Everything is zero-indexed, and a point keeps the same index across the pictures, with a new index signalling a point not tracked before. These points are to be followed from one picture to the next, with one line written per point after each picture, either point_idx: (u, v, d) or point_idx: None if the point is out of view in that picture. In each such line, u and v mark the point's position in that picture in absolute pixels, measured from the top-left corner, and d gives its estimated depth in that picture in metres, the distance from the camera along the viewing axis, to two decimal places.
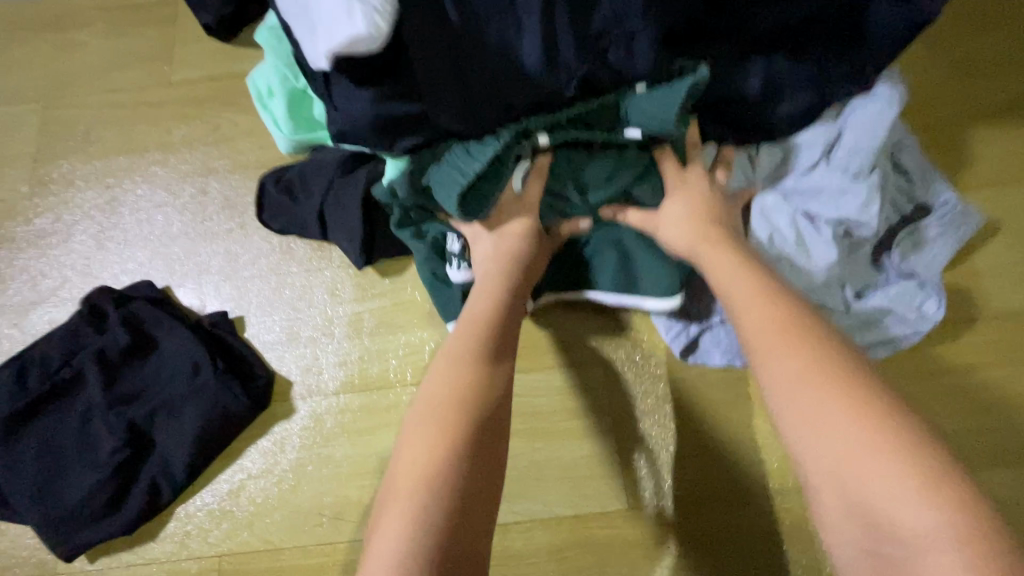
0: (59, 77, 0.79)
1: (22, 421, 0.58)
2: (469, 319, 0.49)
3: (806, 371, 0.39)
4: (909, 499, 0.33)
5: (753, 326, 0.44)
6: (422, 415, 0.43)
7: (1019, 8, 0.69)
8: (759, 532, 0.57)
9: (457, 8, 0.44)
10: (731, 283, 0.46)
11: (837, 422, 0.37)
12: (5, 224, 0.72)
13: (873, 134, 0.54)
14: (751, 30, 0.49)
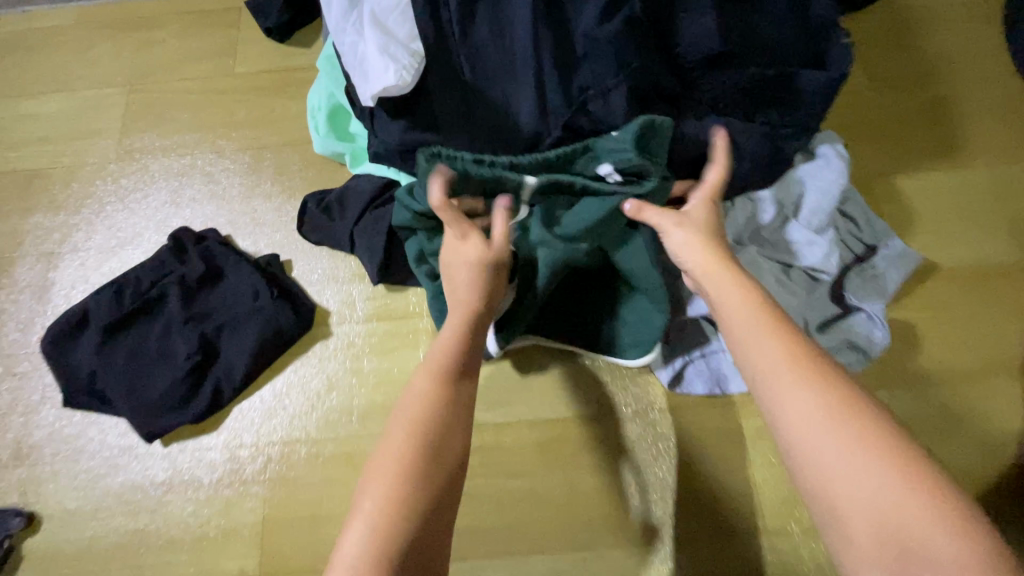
0: (139, 67, 0.95)
1: (115, 329, 0.72)
2: (444, 342, 0.54)
3: (809, 389, 0.43)
4: (910, 515, 0.36)
5: (757, 348, 0.47)
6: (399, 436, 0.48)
7: (921, 47, 0.87)
8: (707, 438, 0.69)
9: (470, 70, 0.62)
10: (735, 311, 0.50)
11: (840, 441, 0.40)
12: (96, 183, 0.88)
13: (826, 195, 0.69)
14: (702, 94, 0.65)
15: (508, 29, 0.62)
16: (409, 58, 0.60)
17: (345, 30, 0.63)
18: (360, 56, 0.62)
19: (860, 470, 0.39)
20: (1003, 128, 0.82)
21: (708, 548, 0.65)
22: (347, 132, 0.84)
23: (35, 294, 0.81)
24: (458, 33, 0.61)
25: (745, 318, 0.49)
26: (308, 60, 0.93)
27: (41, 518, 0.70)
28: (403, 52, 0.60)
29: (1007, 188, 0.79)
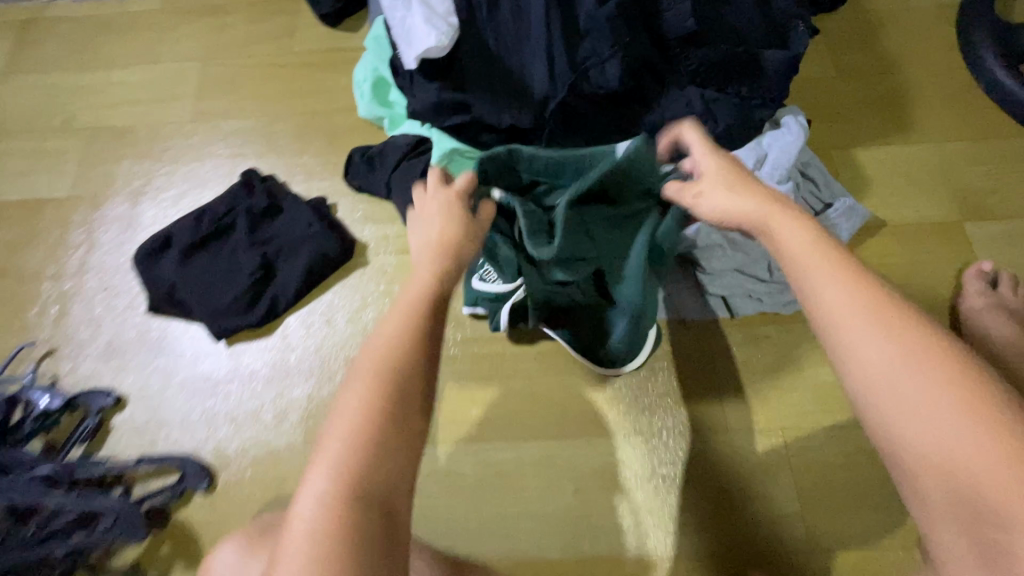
0: (213, 44, 1.12)
1: (193, 249, 0.88)
2: (406, 302, 0.50)
3: (889, 337, 0.42)
4: (992, 458, 0.37)
5: (832, 300, 0.45)
6: (347, 411, 0.44)
7: (884, 44, 1.00)
8: (679, 356, 0.82)
9: (493, 41, 0.77)
10: (812, 264, 0.46)
11: (921, 389, 0.40)
12: (174, 137, 1.04)
13: (787, 154, 0.82)
14: (684, 69, 0.80)
15: (525, 9, 0.77)
16: (446, 27, 0.75)
17: (396, 7, 0.78)
18: (407, 27, 0.77)
19: (931, 417, 0.40)
20: (949, 110, 0.95)
21: (675, 440, 0.77)
22: (388, 101, 0.99)
23: (123, 225, 0.97)
24: (485, 11, 0.77)
25: (817, 261, 0.46)
26: (355, 42, 1.09)
27: (128, 399, 0.85)
28: (442, 22, 0.75)
29: (950, 159, 0.92)
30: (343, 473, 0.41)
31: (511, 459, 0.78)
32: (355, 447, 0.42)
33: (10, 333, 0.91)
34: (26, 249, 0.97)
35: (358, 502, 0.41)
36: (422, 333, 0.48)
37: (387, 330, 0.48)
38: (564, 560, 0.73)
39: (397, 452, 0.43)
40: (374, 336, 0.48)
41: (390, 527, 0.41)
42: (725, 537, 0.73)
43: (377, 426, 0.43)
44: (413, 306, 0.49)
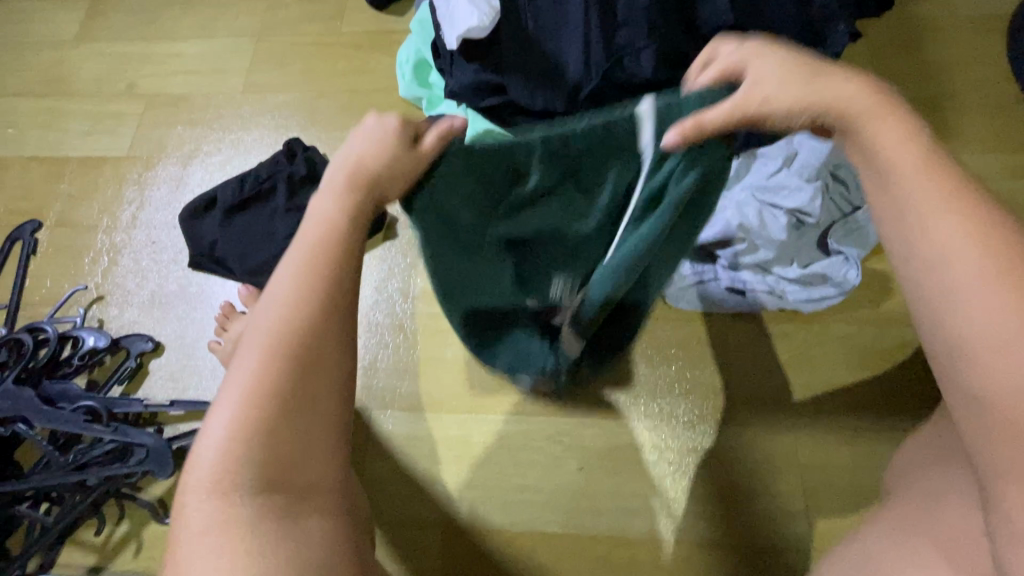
0: (267, 22, 1.17)
1: (234, 209, 0.94)
2: (295, 284, 0.43)
3: (972, 255, 0.38)
4: (1001, 356, 0.36)
5: (932, 225, 0.40)
6: (230, 405, 0.40)
7: (931, 52, 0.99)
8: (695, 347, 0.82)
9: (533, 26, 0.80)
10: (907, 178, 0.41)
11: (962, 277, 0.38)
12: (225, 108, 1.10)
13: (817, 154, 0.81)
14: None
15: None
16: (488, 8, 0.78)
17: None
18: (450, 8, 0.81)
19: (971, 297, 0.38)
20: (992, 122, 0.93)
21: (679, 429, 0.78)
22: (428, 83, 1.02)
23: (171, 185, 1.04)
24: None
25: (896, 142, 0.42)
26: (401, 26, 1.13)
27: (166, 347, 0.91)
28: (484, 3, 0.78)
29: (990, 172, 0.90)
30: (245, 456, 0.40)
31: (520, 431, 0.80)
32: (253, 442, 0.40)
33: (65, 277, 0.98)
34: (85, 201, 1.04)
35: (254, 482, 0.40)
36: (320, 295, 0.43)
37: (283, 286, 0.43)
38: (565, 534, 0.74)
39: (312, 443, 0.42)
40: (264, 330, 0.42)
41: (286, 504, 0.41)
42: (726, 526, 0.73)
43: (279, 421, 0.41)
44: (314, 292, 0.43)
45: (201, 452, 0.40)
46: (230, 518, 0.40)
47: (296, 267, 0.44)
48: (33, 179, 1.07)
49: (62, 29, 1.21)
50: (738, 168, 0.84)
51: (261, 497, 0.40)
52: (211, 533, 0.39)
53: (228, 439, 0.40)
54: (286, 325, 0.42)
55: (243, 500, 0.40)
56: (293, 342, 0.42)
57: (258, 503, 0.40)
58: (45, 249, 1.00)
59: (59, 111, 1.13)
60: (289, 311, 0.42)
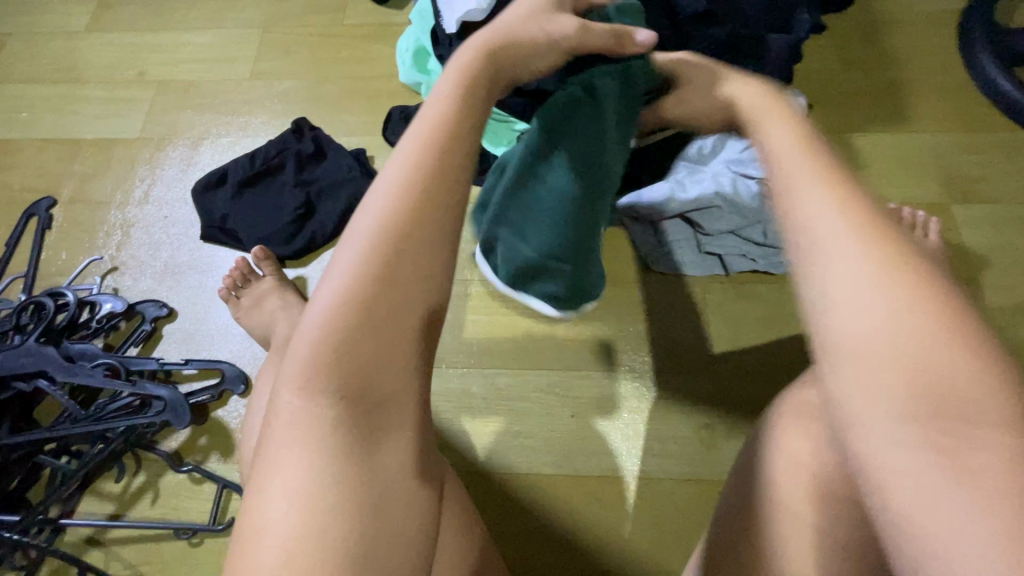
0: (272, 14, 1.24)
1: (243, 184, 0.99)
2: (398, 190, 0.43)
3: (856, 248, 0.38)
4: (898, 346, 0.34)
5: (823, 232, 0.39)
6: (328, 297, 0.41)
7: (888, 42, 1.08)
8: (676, 306, 0.89)
9: None
10: (793, 185, 0.43)
11: (849, 269, 0.37)
12: (232, 93, 1.16)
13: None
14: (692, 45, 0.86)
15: None
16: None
17: None
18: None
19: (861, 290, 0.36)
20: (943, 105, 1.02)
21: (663, 379, 0.85)
22: (426, 68, 1.08)
23: (181, 165, 1.09)
24: None
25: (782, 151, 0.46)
26: (400, 19, 1.21)
27: (179, 313, 0.96)
28: None
29: (942, 148, 0.99)
30: (334, 359, 0.40)
31: (515, 384, 0.86)
32: (350, 337, 0.40)
33: (80, 250, 1.02)
34: (97, 179, 1.09)
35: (356, 379, 0.40)
36: (422, 204, 0.43)
37: (387, 190, 0.43)
38: (559, 474, 0.80)
39: (398, 358, 0.41)
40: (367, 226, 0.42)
41: (358, 425, 0.40)
42: (708, 465, 0.80)
43: (372, 325, 0.40)
44: (416, 198, 0.42)
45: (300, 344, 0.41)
46: (328, 414, 0.40)
47: (403, 169, 0.44)
48: (46, 159, 1.11)
49: (73, 20, 1.26)
50: (715, 143, 0.91)
51: (343, 408, 0.40)
52: (308, 429, 0.40)
53: (326, 335, 0.40)
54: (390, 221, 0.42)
55: (329, 405, 0.40)
56: (392, 251, 0.41)
57: (336, 414, 0.40)
58: (59, 224, 1.05)
59: (71, 96, 1.18)
60: (393, 212, 0.42)
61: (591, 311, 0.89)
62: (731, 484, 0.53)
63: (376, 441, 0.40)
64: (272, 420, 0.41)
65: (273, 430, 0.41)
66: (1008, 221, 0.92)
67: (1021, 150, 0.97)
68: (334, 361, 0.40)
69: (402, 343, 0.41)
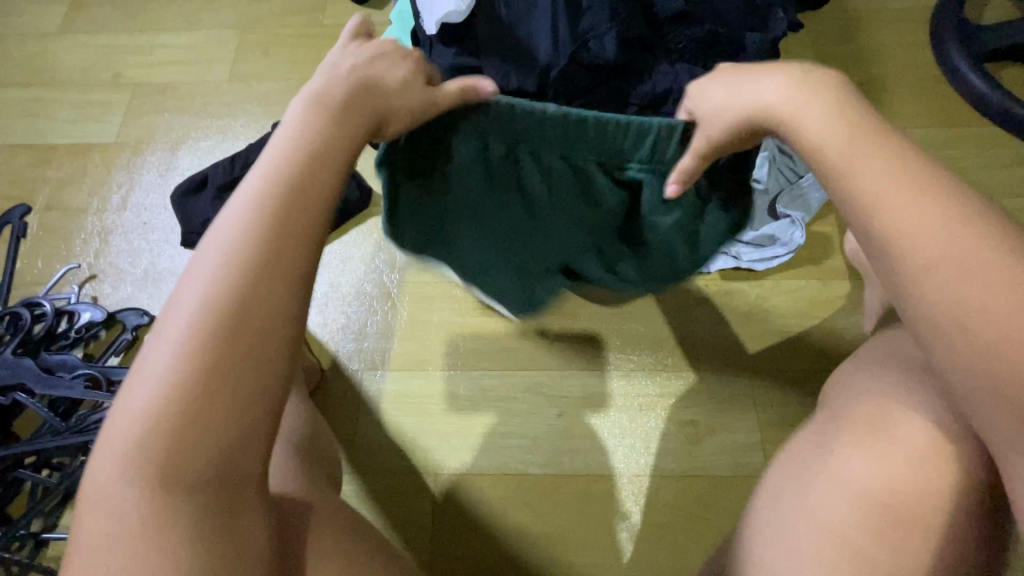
0: (250, 14, 1.22)
1: (224, 188, 0.98)
2: (224, 270, 0.38)
3: (971, 247, 0.36)
4: None
5: (913, 224, 0.38)
6: (163, 357, 0.37)
7: (864, 40, 1.10)
8: (660, 305, 0.90)
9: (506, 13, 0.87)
10: (881, 184, 0.40)
11: (974, 269, 0.36)
12: (210, 96, 1.15)
13: None
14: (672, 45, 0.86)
15: None
16: None
17: None
18: None
19: (989, 300, 0.35)
20: (917, 102, 1.04)
21: (647, 377, 0.86)
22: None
23: (159, 169, 1.08)
24: None
25: (843, 134, 0.42)
26: (380, 18, 1.20)
27: None
28: None
29: (915, 144, 1.01)
30: (162, 430, 0.36)
31: (502, 385, 0.86)
32: (166, 440, 0.36)
33: (56, 258, 1.00)
34: (72, 186, 1.07)
35: (170, 483, 0.36)
36: (274, 253, 0.39)
37: (242, 232, 0.39)
38: (546, 474, 0.81)
39: (254, 432, 0.38)
40: (194, 304, 0.38)
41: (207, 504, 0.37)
42: (691, 460, 0.81)
43: (187, 427, 0.36)
44: (242, 283, 0.38)
45: (112, 435, 0.37)
46: (145, 513, 0.36)
47: (256, 210, 0.40)
48: (18, 166, 1.09)
49: (44, 22, 1.23)
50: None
51: (187, 490, 0.37)
52: (125, 528, 0.36)
53: (136, 434, 0.37)
54: (210, 308, 0.38)
55: (174, 489, 0.36)
56: (235, 312, 0.38)
57: (178, 495, 0.37)
58: (34, 232, 1.03)
59: (43, 100, 1.15)
60: (220, 292, 0.38)
61: (575, 310, 0.90)
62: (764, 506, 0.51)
63: (212, 545, 0.37)
64: (94, 494, 0.37)
65: (88, 528, 0.37)
66: None
67: (991, 144, 1.00)
68: (170, 435, 0.36)
69: (228, 441, 0.37)
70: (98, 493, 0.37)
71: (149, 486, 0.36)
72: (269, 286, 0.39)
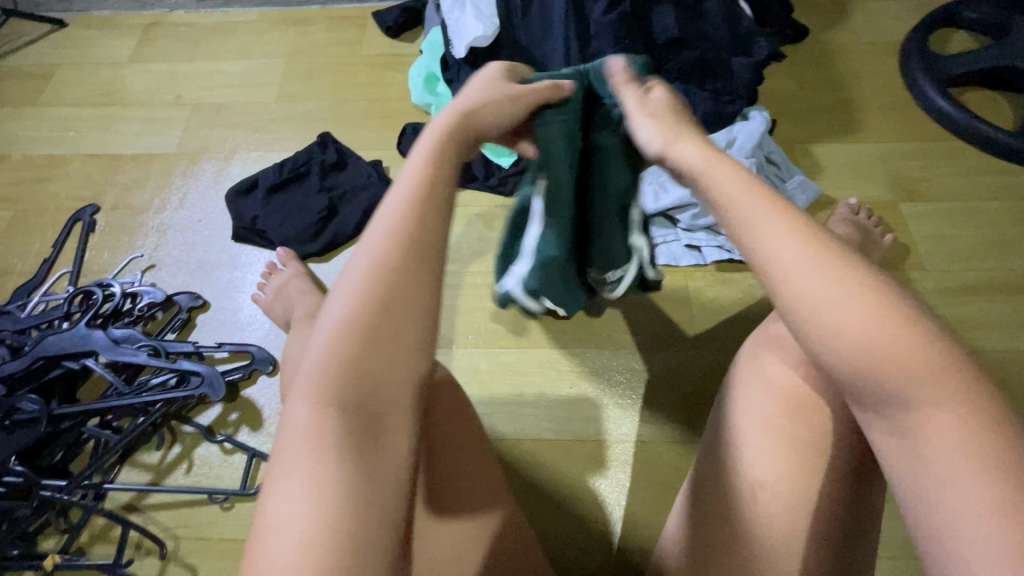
0: (296, 45, 1.39)
1: (273, 189, 1.12)
2: (384, 246, 0.50)
3: (799, 243, 0.44)
4: (872, 322, 0.40)
5: (758, 227, 0.45)
6: (337, 314, 0.49)
7: (841, 67, 1.24)
8: (659, 292, 1.00)
9: (525, 39, 1.01)
10: (736, 198, 0.48)
11: (801, 265, 0.43)
12: (259, 113, 1.29)
13: (752, 139, 1.03)
14: (668, 68, 1.04)
15: (550, 18, 1.00)
16: (488, 26, 0.98)
17: (452, 10, 1.03)
18: (460, 25, 1.01)
19: (817, 289, 0.42)
20: (890, 121, 1.16)
21: (651, 355, 0.94)
22: (435, 91, 1.21)
23: (213, 176, 1.21)
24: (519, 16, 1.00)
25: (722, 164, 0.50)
26: (411, 49, 1.36)
27: (212, 304, 1.06)
28: (486, 22, 0.98)
29: (890, 155, 1.12)
30: (339, 367, 0.47)
31: (520, 359, 0.95)
32: (339, 377, 0.47)
33: (120, 250, 1.13)
34: (136, 189, 1.20)
35: (341, 407, 0.47)
36: (420, 242, 0.50)
37: (384, 223, 0.51)
38: (559, 438, 0.89)
39: (409, 368, 0.49)
40: (350, 291, 0.49)
41: (367, 421, 0.47)
42: (692, 428, 0.88)
43: (349, 366, 0.47)
44: (392, 262, 0.49)
45: (301, 386, 0.48)
46: (327, 429, 0.46)
47: (403, 197, 0.51)
48: (90, 172, 1.23)
49: (116, 52, 1.40)
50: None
51: (350, 412, 0.47)
52: (304, 446, 0.46)
53: (322, 375, 0.47)
54: (373, 285, 0.49)
55: (336, 411, 0.47)
56: (388, 278, 0.49)
57: (343, 415, 0.47)
58: (101, 227, 1.15)
59: (112, 117, 1.30)
60: (382, 266, 0.49)
61: None
62: (705, 440, 0.59)
63: (374, 449, 0.47)
64: (285, 429, 0.47)
65: (278, 450, 0.46)
66: (949, 216, 1.05)
67: (958, 156, 1.11)
68: (344, 369, 0.47)
69: (383, 370, 0.48)
70: (292, 424, 0.47)
71: (328, 407, 0.47)
72: (421, 270, 0.50)
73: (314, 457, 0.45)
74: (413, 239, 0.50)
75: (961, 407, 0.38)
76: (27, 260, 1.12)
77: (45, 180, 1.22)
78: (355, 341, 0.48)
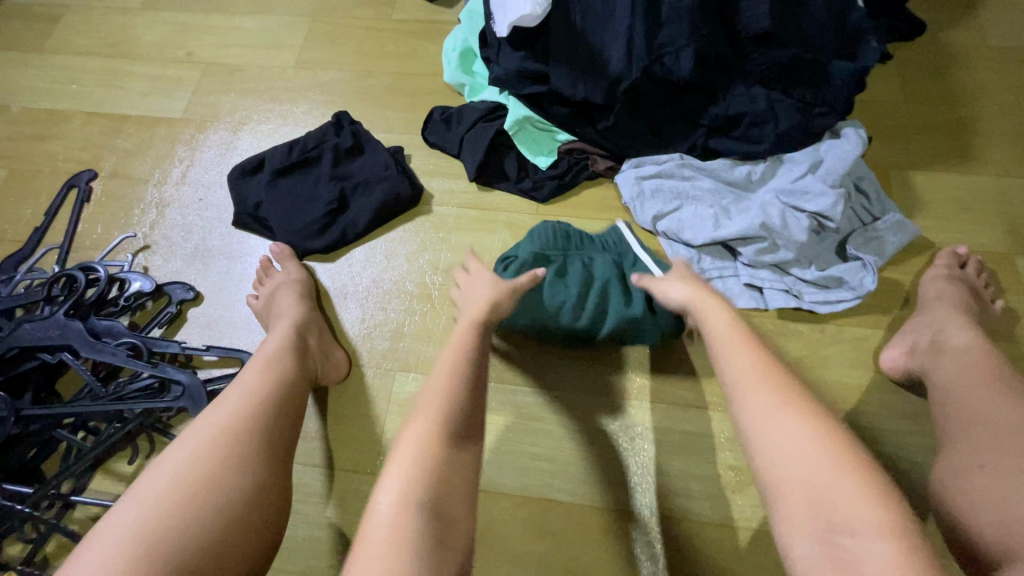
0: (322, 3, 1.23)
1: (278, 173, 0.99)
2: (443, 373, 0.62)
3: (772, 388, 0.56)
4: (826, 464, 0.50)
5: (740, 366, 0.59)
6: (412, 424, 0.56)
7: (959, 76, 1.02)
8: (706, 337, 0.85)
9: (580, 19, 0.86)
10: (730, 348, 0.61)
11: (774, 405, 0.55)
12: (274, 81, 1.16)
13: (842, 164, 0.85)
14: (751, 66, 0.85)
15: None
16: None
17: None
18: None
19: (784, 420, 0.53)
20: (1014, 150, 0.96)
21: (688, 415, 0.81)
22: (471, 70, 1.06)
23: (219, 149, 1.10)
24: None
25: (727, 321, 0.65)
26: (449, 16, 1.19)
27: (205, 297, 0.97)
28: None
29: (1008, 193, 0.93)
30: (418, 469, 0.53)
31: (537, 403, 0.83)
32: (419, 478, 0.52)
33: (115, 226, 1.03)
34: (137, 157, 1.10)
35: (420, 509, 0.50)
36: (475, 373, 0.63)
37: (441, 369, 0.62)
38: (571, 501, 0.77)
39: (463, 479, 0.55)
40: (420, 409, 0.58)
41: (439, 528, 0.50)
42: (729, 509, 0.76)
43: (424, 472, 0.53)
44: (451, 383, 0.61)
45: (380, 489, 0.52)
46: (396, 523, 0.49)
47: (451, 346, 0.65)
48: (90, 133, 1.13)
49: None
50: (764, 171, 0.88)
51: (426, 514, 0.50)
52: (387, 541, 0.48)
53: (401, 479, 0.52)
54: (436, 396, 0.59)
55: (416, 512, 0.50)
56: (447, 398, 0.59)
57: (419, 516, 0.50)
58: (97, 198, 1.06)
59: (118, 72, 1.19)
60: (444, 387, 0.60)
61: None
62: None
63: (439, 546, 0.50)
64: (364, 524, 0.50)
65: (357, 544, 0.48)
66: None
67: None
68: (420, 471, 0.53)
69: (449, 476, 0.54)
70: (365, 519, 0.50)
71: (409, 507, 0.50)
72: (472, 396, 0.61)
73: (393, 550, 0.47)
74: (473, 379, 0.62)
75: (897, 541, 0.45)
76: (19, 227, 1.04)
77: (44, 139, 1.12)
78: (435, 446, 0.55)
